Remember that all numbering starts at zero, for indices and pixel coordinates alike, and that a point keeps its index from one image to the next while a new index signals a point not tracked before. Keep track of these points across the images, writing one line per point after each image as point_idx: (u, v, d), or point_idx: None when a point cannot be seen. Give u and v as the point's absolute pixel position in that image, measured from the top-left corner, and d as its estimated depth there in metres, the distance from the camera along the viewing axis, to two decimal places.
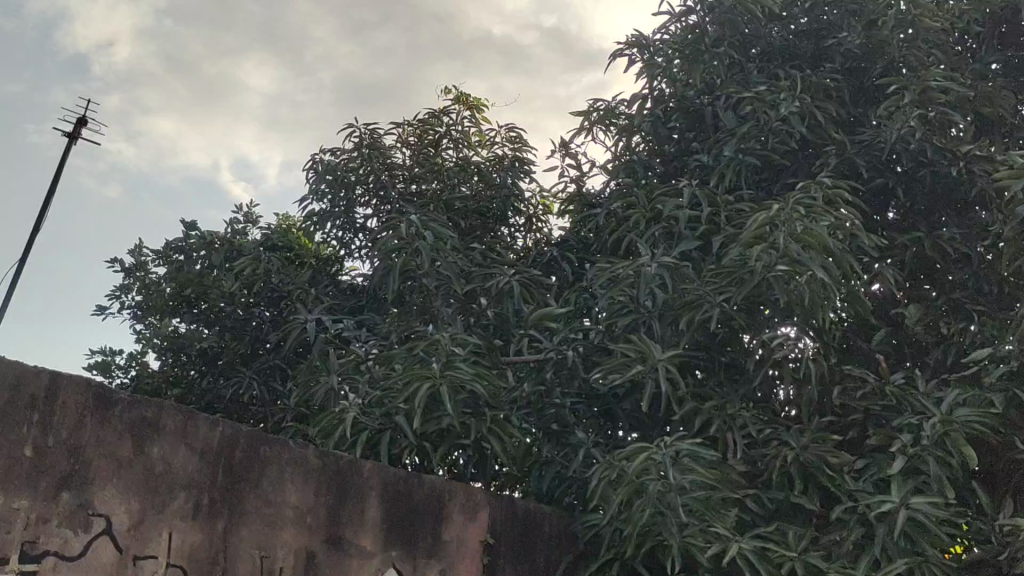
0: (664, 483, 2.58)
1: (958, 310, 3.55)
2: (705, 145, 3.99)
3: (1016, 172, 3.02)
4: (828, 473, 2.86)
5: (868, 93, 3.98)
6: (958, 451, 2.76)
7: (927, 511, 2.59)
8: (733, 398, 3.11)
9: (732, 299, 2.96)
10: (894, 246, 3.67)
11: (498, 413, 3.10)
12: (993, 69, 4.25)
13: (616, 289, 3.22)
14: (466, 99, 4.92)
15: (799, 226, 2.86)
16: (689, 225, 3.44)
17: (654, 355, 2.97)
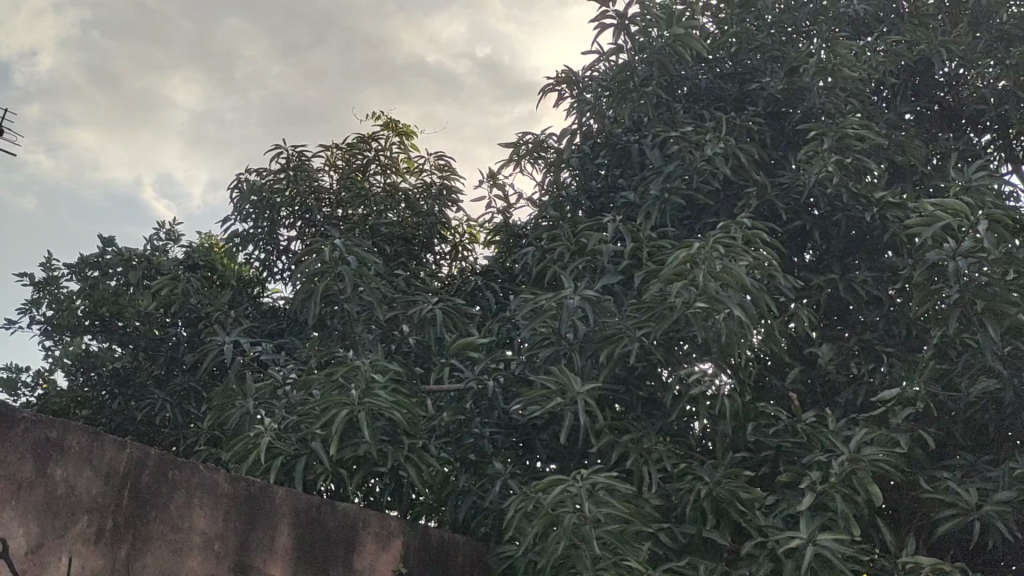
0: (579, 515, 2.58)
1: (868, 351, 3.65)
2: (631, 182, 4.05)
3: (925, 221, 3.13)
4: (740, 508, 2.91)
5: (788, 136, 4.08)
6: (864, 490, 2.84)
7: (832, 547, 2.64)
8: (650, 432, 3.15)
9: (651, 334, 3.00)
10: (810, 288, 3.77)
11: (416, 442, 3.09)
12: (906, 120, 4.42)
13: (539, 321, 3.24)
14: (395, 125, 4.92)
15: (719, 265, 2.91)
16: (612, 259, 3.48)
17: (573, 387, 2.99)
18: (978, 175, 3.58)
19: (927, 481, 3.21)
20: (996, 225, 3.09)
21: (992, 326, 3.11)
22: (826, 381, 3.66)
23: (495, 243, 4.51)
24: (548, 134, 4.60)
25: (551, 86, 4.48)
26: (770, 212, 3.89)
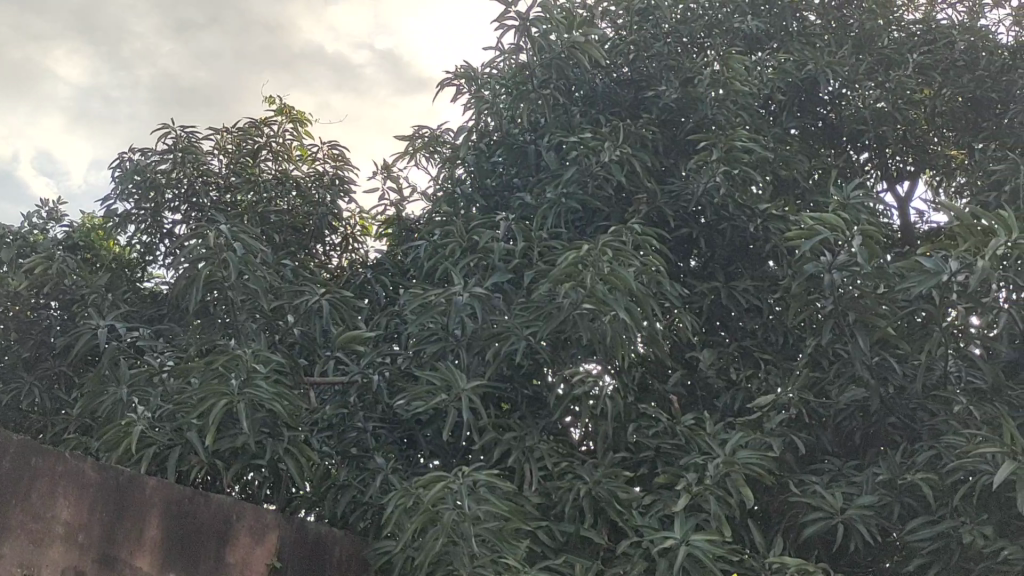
0: (459, 512, 2.57)
1: (746, 357, 3.77)
2: (526, 183, 4.07)
3: (804, 233, 3.25)
4: (617, 507, 2.96)
5: (679, 145, 4.19)
6: (737, 491, 2.92)
7: (704, 547, 2.70)
8: (533, 431, 3.17)
9: (538, 334, 3.04)
10: (694, 294, 3.87)
11: (297, 434, 3.04)
12: (791, 135, 4.58)
13: (427, 317, 3.21)
14: (290, 111, 4.82)
15: (607, 268, 2.94)
16: (503, 258, 3.49)
17: (459, 384, 2.98)
18: (856, 192, 3.73)
19: (796, 484, 3.33)
20: (870, 241, 3.22)
21: (863, 337, 3.25)
22: (706, 386, 3.75)
23: (389, 235, 4.53)
24: (445, 130, 4.59)
25: (449, 81, 4.46)
26: (658, 218, 3.97)
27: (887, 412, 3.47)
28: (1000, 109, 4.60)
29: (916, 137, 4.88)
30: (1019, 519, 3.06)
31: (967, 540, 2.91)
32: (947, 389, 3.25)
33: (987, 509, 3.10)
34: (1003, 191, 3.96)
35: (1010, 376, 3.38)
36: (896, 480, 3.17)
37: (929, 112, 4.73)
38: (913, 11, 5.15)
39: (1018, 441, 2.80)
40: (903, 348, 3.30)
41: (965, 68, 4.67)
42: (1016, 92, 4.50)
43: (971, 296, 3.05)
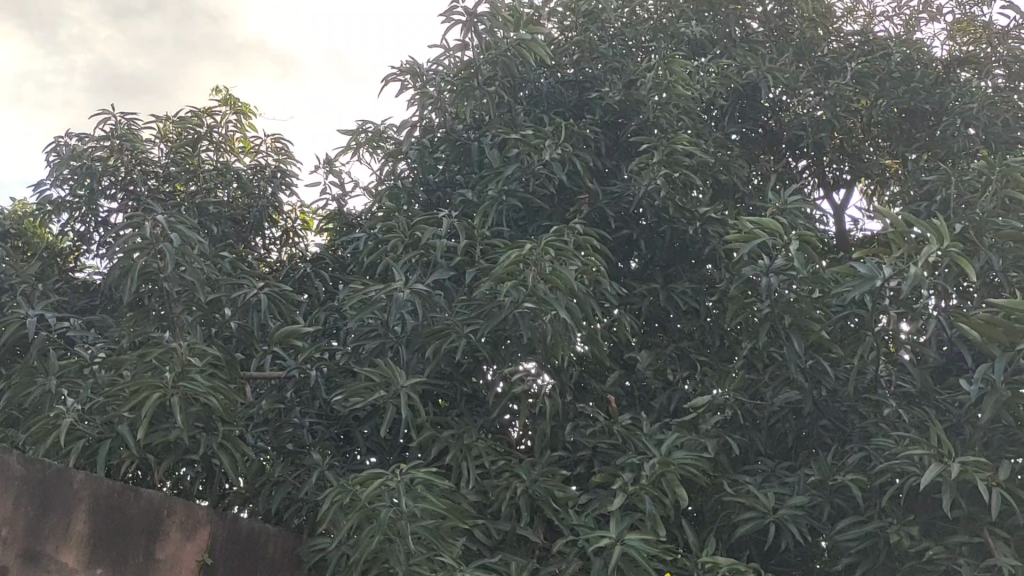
0: (396, 510, 2.55)
1: (683, 358, 3.81)
2: (469, 180, 4.06)
3: (742, 237, 3.30)
4: (554, 506, 2.97)
5: (621, 147, 4.21)
6: (672, 491, 2.95)
7: (639, 547, 2.72)
8: (472, 429, 3.17)
9: (479, 332, 3.04)
10: (634, 295, 3.91)
11: (232, 430, 3.00)
12: (732, 140, 4.64)
13: (366, 313, 3.18)
14: (233, 101, 4.75)
15: (549, 267, 2.94)
16: (445, 255, 3.48)
17: (398, 381, 2.97)
18: (793, 198, 3.79)
19: (730, 484, 3.38)
20: (806, 246, 3.28)
21: (798, 341, 3.30)
22: (644, 386, 3.78)
23: (330, 230, 4.48)
24: (388, 125, 4.55)
25: (394, 76, 4.43)
26: (600, 218, 3.99)
27: (820, 414, 3.53)
28: (933, 120, 4.72)
29: (852, 146, 4.98)
30: (943, 520, 3.14)
31: (893, 540, 2.98)
32: (877, 393, 3.33)
33: (913, 510, 3.17)
34: (933, 200, 4.06)
35: (937, 381, 3.47)
36: (827, 481, 3.23)
37: (865, 122, 4.83)
38: (852, 21, 5.26)
39: (944, 445, 2.87)
40: (836, 352, 3.37)
41: (901, 80, 4.77)
42: (948, 104, 4.62)
43: (903, 302, 3.12)
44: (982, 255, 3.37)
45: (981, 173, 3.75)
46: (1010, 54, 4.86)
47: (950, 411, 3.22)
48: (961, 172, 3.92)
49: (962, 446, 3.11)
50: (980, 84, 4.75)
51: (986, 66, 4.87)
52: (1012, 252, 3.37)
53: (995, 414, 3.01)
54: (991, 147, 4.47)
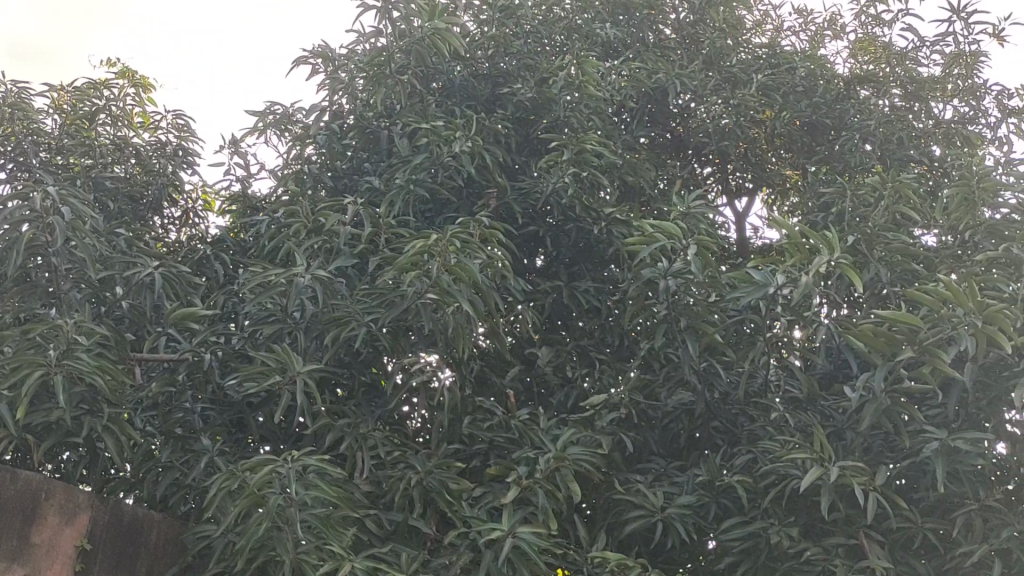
0: (285, 497, 2.51)
1: (582, 356, 3.85)
2: (376, 169, 4.03)
3: (645, 238, 3.36)
4: (447, 498, 2.97)
5: (531, 143, 4.23)
6: (565, 486, 2.98)
7: (530, 540, 2.74)
8: (368, 418, 3.15)
9: (380, 321, 3.02)
10: (537, 292, 3.93)
11: (119, 412, 2.90)
12: (640, 143, 4.71)
13: (265, 297, 3.13)
14: (133, 75, 4.60)
15: (453, 258, 2.94)
16: (348, 242, 3.44)
17: (294, 367, 2.92)
18: (696, 203, 3.87)
19: (622, 482, 3.43)
20: (706, 251, 3.36)
21: (693, 342, 3.38)
22: (543, 383, 3.81)
23: (233, 213, 4.38)
24: (297, 108, 4.47)
25: (305, 59, 4.37)
26: (507, 214, 4.01)
27: (711, 416, 3.62)
28: (832, 135, 4.88)
29: (756, 156, 5.12)
30: (823, 522, 3.25)
31: (775, 540, 3.07)
32: (767, 397, 3.42)
33: (795, 511, 3.28)
34: (829, 212, 4.20)
35: (823, 387, 3.59)
36: (715, 481, 3.31)
37: (768, 132, 4.96)
38: (760, 34, 5.40)
39: (826, 449, 2.98)
40: (729, 355, 3.46)
41: (804, 94, 4.92)
42: (847, 120, 4.79)
43: (794, 309, 3.22)
44: (871, 267, 3.50)
45: (873, 189, 3.89)
46: (906, 75, 5.06)
47: (834, 417, 3.34)
48: (856, 187, 4.06)
49: (844, 451, 3.23)
50: (877, 103, 4.93)
51: (883, 86, 5.06)
52: (898, 265, 3.52)
53: (875, 421, 3.13)
54: (885, 163, 4.64)
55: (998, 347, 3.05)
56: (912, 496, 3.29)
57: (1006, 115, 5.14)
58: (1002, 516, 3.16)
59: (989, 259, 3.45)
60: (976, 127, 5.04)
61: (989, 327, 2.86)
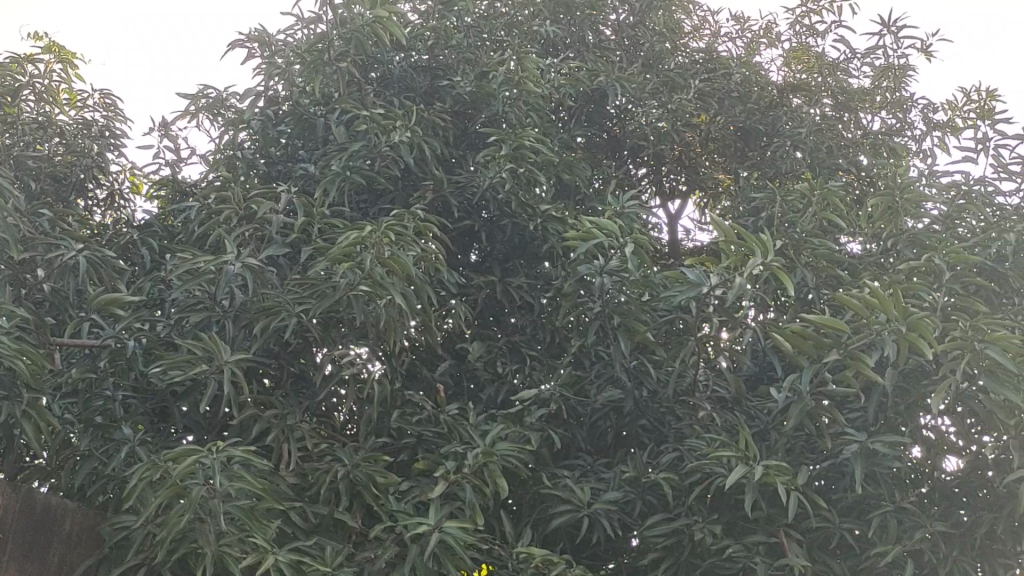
0: (208, 488, 2.45)
1: (514, 352, 3.85)
2: (311, 157, 3.97)
3: (580, 236, 3.38)
4: (373, 491, 2.94)
5: (469, 137, 4.21)
6: (492, 481, 2.98)
7: (456, 534, 2.73)
8: (296, 409, 3.10)
9: (310, 312, 2.98)
10: (470, 286, 3.93)
11: (37, 397, 2.81)
12: (577, 142, 4.73)
13: (193, 283, 3.07)
14: (60, 50, 4.47)
15: (388, 251, 2.92)
16: (280, 230, 3.39)
17: (221, 356, 2.87)
18: (630, 203, 3.90)
19: (549, 478, 3.44)
20: (640, 251, 3.39)
21: (624, 341, 3.41)
22: (473, 378, 3.80)
23: (161, 197, 4.29)
24: (231, 93, 4.40)
25: (241, 42, 4.29)
26: (442, 208, 3.99)
27: (639, 414, 3.65)
28: (765, 141, 4.97)
29: (690, 159, 5.18)
30: (744, 520, 3.31)
31: (698, 538, 3.12)
32: (694, 397, 3.47)
33: (718, 510, 3.33)
34: (759, 216, 4.26)
35: (748, 389, 3.65)
36: (640, 478, 3.35)
37: (703, 136, 5.03)
38: (698, 39, 5.47)
39: (751, 449, 3.03)
40: (659, 355, 3.49)
41: (738, 99, 5.00)
42: (780, 127, 4.88)
43: (724, 311, 3.27)
44: (798, 272, 3.57)
45: (803, 195, 3.97)
46: (837, 86, 5.17)
47: (759, 417, 3.40)
48: (786, 193, 4.14)
49: (767, 451, 3.29)
50: (809, 111, 5.04)
51: (815, 95, 5.16)
52: (824, 271, 3.59)
53: (798, 422, 3.19)
54: (815, 170, 4.74)
55: (918, 354, 3.15)
56: (831, 497, 3.36)
57: (931, 128, 5.29)
58: (915, 518, 3.25)
59: (911, 267, 3.55)
60: (902, 139, 5.19)
61: (911, 333, 2.95)
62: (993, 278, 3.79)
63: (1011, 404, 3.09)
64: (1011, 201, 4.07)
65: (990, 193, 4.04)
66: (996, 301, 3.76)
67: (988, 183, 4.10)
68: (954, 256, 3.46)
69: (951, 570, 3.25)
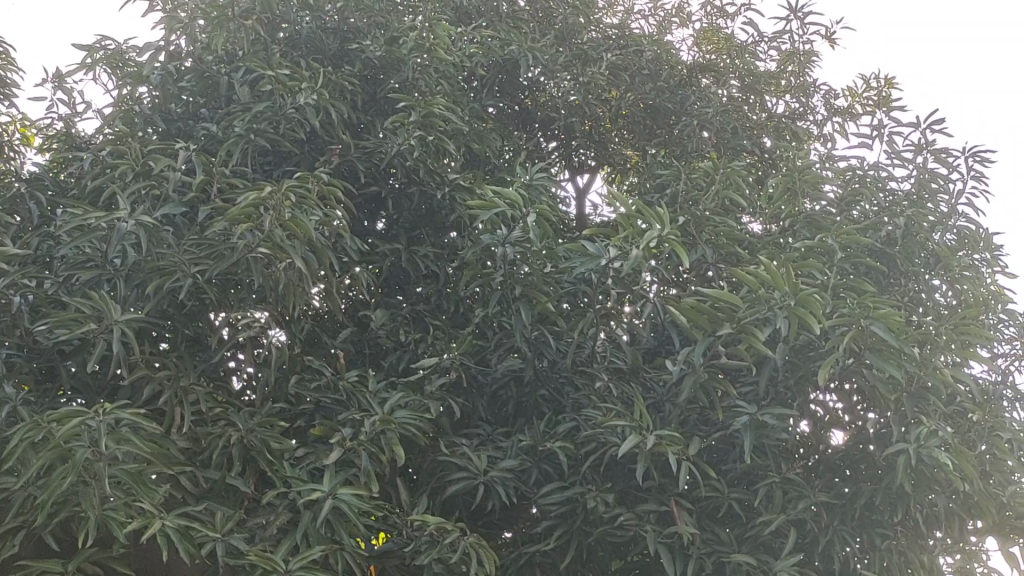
0: (93, 451, 2.37)
1: (417, 320, 3.85)
2: (213, 115, 3.88)
3: (485, 205, 3.39)
4: (267, 457, 2.91)
5: (378, 103, 4.12)
6: (389, 448, 2.98)
7: (349, 501, 2.73)
8: (190, 372, 3.05)
9: (207, 273, 2.92)
10: (375, 254, 3.91)
11: None
12: (487, 112, 4.73)
13: (84, 240, 2.98)
14: None
15: (288, 213, 2.88)
16: (178, 189, 3.31)
17: (112, 315, 2.79)
18: (537, 175, 3.92)
19: (447, 445, 3.46)
20: (543, 221, 3.43)
21: (526, 311, 3.44)
22: (375, 344, 3.79)
23: (55, 149, 4.14)
24: (130, 46, 4.27)
25: None
26: (348, 172, 3.94)
27: (539, 384, 3.70)
28: (673, 119, 5.04)
29: (599, 134, 5.23)
30: (637, 489, 3.39)
31: (591, 506, 3.18)
32: (593, 368, 3.53)
33: (612, 479, 3.40)
34: (663, 192, 4.33)
35: (646, 362, 3.72)
36: (537, 447, 3.40)
37: (612, 112, 5.08)
38: (612, 15, 5.49)
39: (644, 419, 3.11)
40: (560, 326, 3.54)
41: (648, 77, 5.07)
42: (687, 107, 4.96)
43: (624, 284, 3.33)
44: (698, 248, 3.64)
45: (707, 174, 4.05)
46: (744, 68, 5.27)
47: (655, 389, 3.48)
48: (690, 170, 4.22)
49: (661, 422, 3.37)
50: (716, 91, 5.13)
51: (722, 76, 5.23)
52: (724, 248, 3.67)
53: (692, 394, 3.28)
54: (720, 150, 4.83)
55: (807, 330, 3.25)
56: (721, 468, 3.47)
57: (832, 113, 5.45)
58: (799, 489, 3.38)
59: (806, 247, 3.66)
60: (804, 123, 5.33)
61: (801, 309, 3.05)
62: (882, 261, 3.93)
63: (892, 380, 3.22)
64: (903, 186, 4.25)
65: (884, 178, 4.21)
66: (884, 283, 3.91)
67: (882, 168, 4.27)
68: (846, 237, 3.61)
69: (830, 539, 3.39)
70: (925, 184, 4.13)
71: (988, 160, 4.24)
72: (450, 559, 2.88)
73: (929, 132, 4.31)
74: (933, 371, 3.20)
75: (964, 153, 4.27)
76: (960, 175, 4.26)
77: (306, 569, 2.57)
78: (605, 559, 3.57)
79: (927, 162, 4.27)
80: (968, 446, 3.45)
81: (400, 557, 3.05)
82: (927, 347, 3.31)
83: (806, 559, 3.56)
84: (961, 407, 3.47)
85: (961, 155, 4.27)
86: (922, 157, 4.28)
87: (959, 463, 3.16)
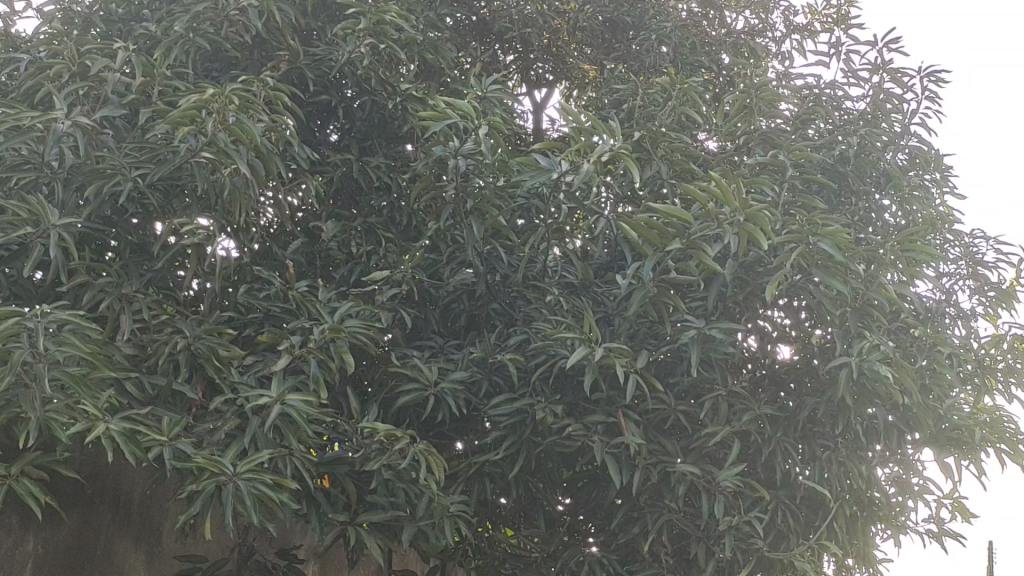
0: (33, 354, 2.31)
1: (369, 232, 3.80)
2: (156, 16, 3.73)
3: (436, 115, 3.33)
4: (215, 364, 2.89)
5: (329, 9, 3.98)
6: (338, 357, 2.97)
7: (297, 407, 2.73)
8: (133, 279, 3.00)
9: (147, 177, 2.86)
10: (326, 164, 3.83)
11: None
12: (443, 22, 4.61)
13: (18, 140, 2.87)
14: None
15: (232, 116, 2.82)
16: (118, 91, 3.20)
17: (49, 219, 2.73)
18: (491, 87, 3.85)
19: (398, 356, 3.46)
20: (495, 132, 3.38)
21: (478, 225, 3.42)
22: (325, 256, 3.75)
23: None
24: None
25: None
26: (298, 80, 3.85)
27: (491, 297, 3.69)
28: (631, 34, 4.96)
29: (557, 48, 5.19)
30: (586, 401, 3.42)
31: (539, 416, 3.21)
32: (545, 282, 3.53)
33: (561, 391, 3.43)
34: (620, 108, 4.30)
35: (598, 277, 3.73)
36: (487, 359, 3.41)
37: (569, 25, 5.00)
38: None
39: (594, 332, 3.09)
40: (512, 240, 3.52)
41: None
42: (645, 22, 4.86)
43: (576, 198, 3.32)
44: (652, 166, 3.61)
45: (663, 89, 4.01)
46: None
47: (604, 303, 3.50)
48: (647, 85, 4.16)
49: (610, 334, 3.39)
50: (677, 6, 5.02)
51: None
52: (677, 164, 3.65)
53: (642, 307, 3.30)
54: (677, 66, 4.78)
55: (757, 246, 3.28)
56: (669, 380, 3.51)
57: (790, 31, 5.40)
58: (743, 401, 3.45)
59: (759, 164, 3.65)
60: (763, 40, 5.27)
61: (751, 225, 3.02)
62: (834, 180, 3.96)
63: (840, 296, 3.27)
64: (858, 106, 4.26)
65: (839, 98, 4.25)
66: (835, 201, 3.93)
67: (839, 87, 4.30)
68: (799, 154, 3.59)
69: (773, 450, 3.48)
70: (880, 106, 4.18)
71: (943, 81, 4.26)
72: (399, 466, 2.91)
73: (885, 52, 4.31)
74: (878, 288, 3.22)
75: (919, 73, 4.28)
76: (915, 95, 4.27)
77: (254, 473, 2.58)
78: (554, 469, 3.63)
79: (883, 83, 4.28)
80: (909, 361, 3.51)
81: (349, 465, 3.07)
82: (874, 267, 3.34)
83: (749, 469, 3.65)
84: (904, 324, 3.52)
85: (917, 75, 4.28)
86: (878, 78, 4.28)
87: (900, 377, 3.18)
